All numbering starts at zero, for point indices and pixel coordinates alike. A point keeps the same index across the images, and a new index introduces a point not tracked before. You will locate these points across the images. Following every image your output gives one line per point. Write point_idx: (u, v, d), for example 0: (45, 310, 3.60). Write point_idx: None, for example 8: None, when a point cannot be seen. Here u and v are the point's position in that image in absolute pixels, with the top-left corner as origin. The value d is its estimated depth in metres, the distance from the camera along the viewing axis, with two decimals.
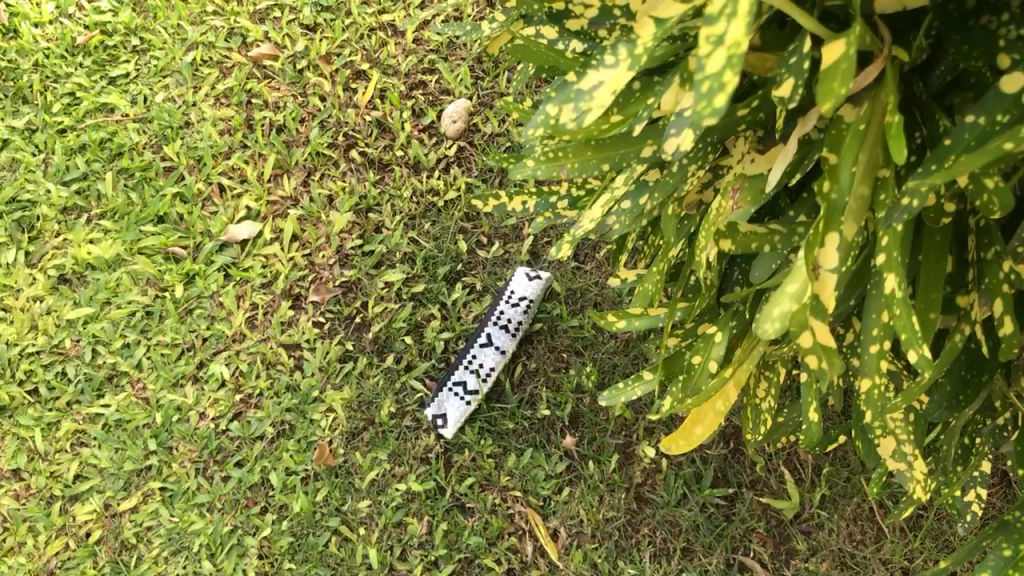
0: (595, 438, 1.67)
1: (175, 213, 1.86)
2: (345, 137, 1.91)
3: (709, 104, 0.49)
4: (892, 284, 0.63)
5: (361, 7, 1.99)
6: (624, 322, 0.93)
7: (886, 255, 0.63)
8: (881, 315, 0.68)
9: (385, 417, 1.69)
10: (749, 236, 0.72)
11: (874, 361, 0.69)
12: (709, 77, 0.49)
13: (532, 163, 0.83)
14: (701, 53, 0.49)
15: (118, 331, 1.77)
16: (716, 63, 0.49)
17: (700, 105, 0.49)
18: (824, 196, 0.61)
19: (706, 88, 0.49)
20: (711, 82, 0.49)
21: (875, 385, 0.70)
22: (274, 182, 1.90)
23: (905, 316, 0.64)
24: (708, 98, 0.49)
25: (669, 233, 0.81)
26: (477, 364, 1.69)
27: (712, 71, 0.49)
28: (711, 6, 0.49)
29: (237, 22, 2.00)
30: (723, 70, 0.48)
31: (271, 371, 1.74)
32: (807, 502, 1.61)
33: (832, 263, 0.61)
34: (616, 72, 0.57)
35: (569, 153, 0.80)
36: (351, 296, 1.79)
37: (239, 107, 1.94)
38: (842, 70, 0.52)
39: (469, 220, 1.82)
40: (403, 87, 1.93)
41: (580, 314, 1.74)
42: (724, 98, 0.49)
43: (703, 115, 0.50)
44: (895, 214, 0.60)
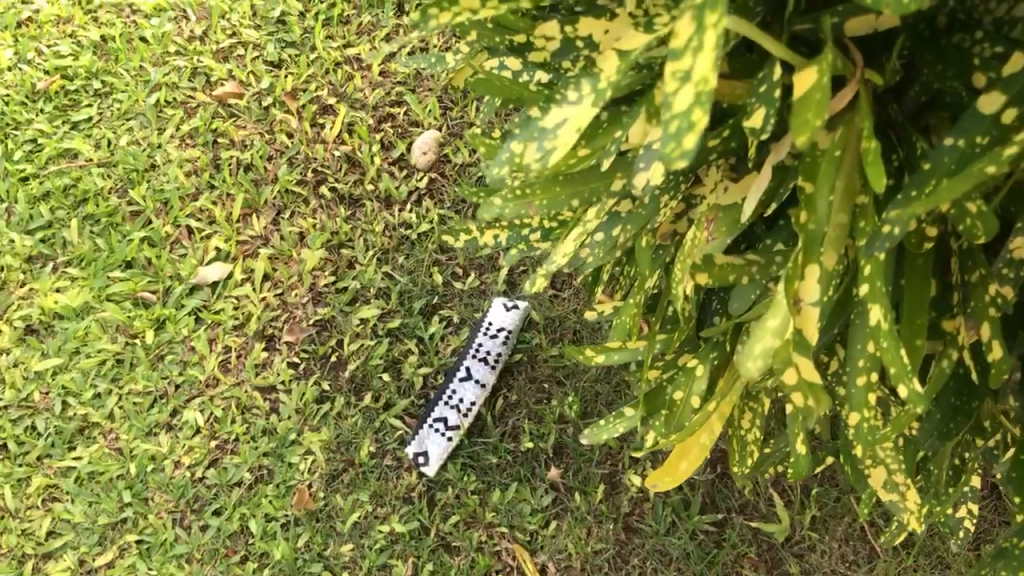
0: (580, 469, 1.65)
1: (143, 258, 1.82)
2: (314, 173, 1.90)
3: (679, 147, 0.48)
4: (876, 315, 0.61)
5: (326, 42, 2.01)
6: (603, 356, 0.90)
7: (868, 285, 0.61)
8: (866, 345, 0.66)
9: (365, 457, 1.66)
10: (725, 269, 0.69)
11: (862, 394, 0.67)
12: (678, 116, 0.47)
13: (498, 199, 0.81)
14: (669, 90, 0.47)
15: (88, 381, 1.72)
16: (685, 100, 0.47)
17: (669, 147, 0.48)
18: (802, 227, 0.59)
19: (675, 128, 0.47)
20: (680, 121, 0.47)
21: (864, 418, 0.68)
22: (243, 223, 1.87)
23: (893, 348, 0.62)
24: (677, 138, 0.47)
25: (643, 264, 0.78)
26: (456, 399, 1.66)
27: (681, 110, 0.47)
28: (677, 41, 0.48)
29: (201, 61, 1.98)
30: (692, 107, 0.47)
31: (245, 416, 1.70)
32: (798, 524, 1.60)
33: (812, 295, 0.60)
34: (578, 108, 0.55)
35: (536, 189, 0.79)
36: (326, 335, 1.77)
37: (206, 147, 1.91)
38: (816, 99, 0.51)
39: (444, 251, 1.82)
40: (372, 120, 1.94)
41: (559, 343, 1.73)
42: (694, 137, 0.47)
43: (673, 158, 0.48)
44: (876, 242, 0.58)
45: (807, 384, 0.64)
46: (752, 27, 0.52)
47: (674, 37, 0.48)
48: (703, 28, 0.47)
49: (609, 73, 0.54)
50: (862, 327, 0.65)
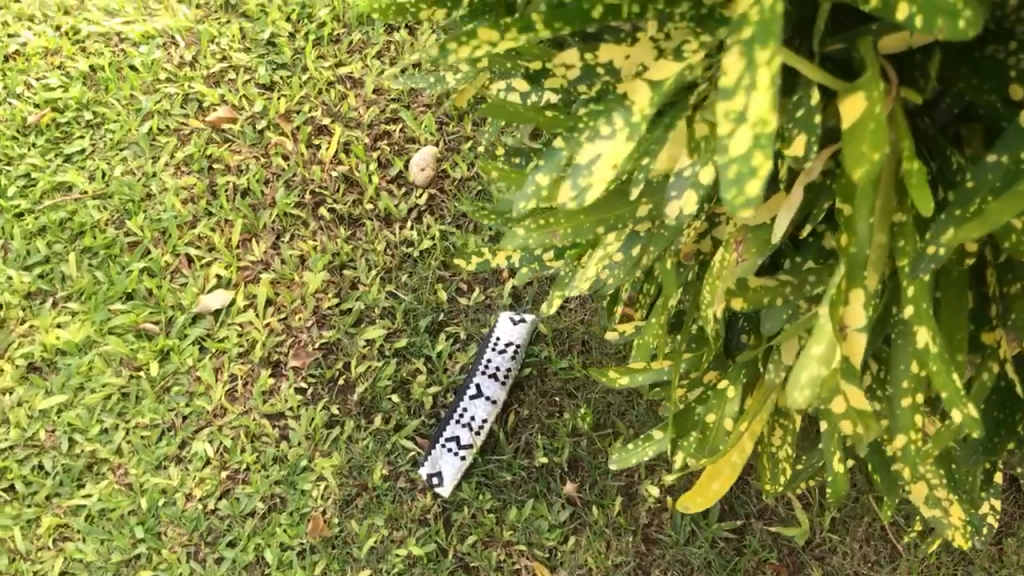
0: (596, 482, 1.64)
1: (144, 289, 1.80)
2: (312, 195, 1.88)
3: (742, 194, 0.49)
4: (924, 338, 0.61)
5: (317, 62, 2.00)
6: (627, 377, 0.89)
7: (913, 307, 0.60)
8: (911, 366, 0.65)
9: (378, 481, 1.64)
10: (759, 291, 0.69)
11: (908, 416, 0.67)
12: (737, 160, 0.49)
13: (521, 232, 0.80)
14: (726, 132, 0.49)
15: (95, 417, 1.70)
16: (743, 143, 0.49)
17: (733, 191, 0.49)
18: (843, 250, 0.58)
19: (737, 173, 0.49)
20: (741, 165, 0.49)
21: (912, 442, 0.68)
22: (243, 248, 1.85)
23: (943, 371, 0.61)
24: (739, 182, 0.49)
25: (669, 288, 0.78)
26: (468, 417, 1.65)
27: (740, 153, 0.49)
28: (726, 78, 0.49)
29: (192, 87, 1.97)
30: (752, 151, 0.49)
31: (255, 445, 1.68)
32: (818, 527, 1.59)
33: (858, 320, 0.59)
34: (612, 145, 0.56)
35: (559, 219, 0.77)
36: (332, 358, 1.75)
37: (201, 174, 1.90)
38: (870, 129, 0.54)
39: (447, 267, 1.81)
40: (368, 139, 1.93)
41: (569, 355, 1.72)
42: (757, 182, 0.49)
43: (735, 202, 0.50)
44: (921, 264, 0.58)
45: (856, 411, 0.66)
46: (793, 54, 0.54)
47: (723, 75, 0.49)
48: (755, 65, 0.48)
49: (640, 108, 0.56)
50: (905, 347, 0.65)
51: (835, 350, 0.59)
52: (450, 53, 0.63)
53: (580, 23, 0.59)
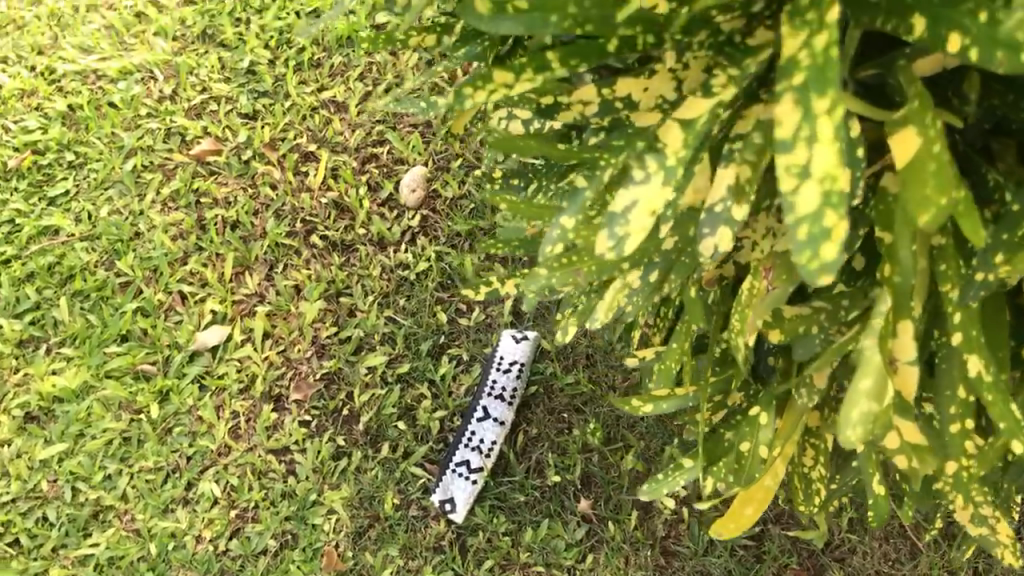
0: (611, 497, 1.62)
1: (138, 329, 1.77)
2: (302, 223, 1.86)
3: (818, 256, 0.54)
4: (976, 363, 0.69)
5: (299, 87, 1.97)
6: (650, 406, 0.86)
7: (963, 334, 0.69)
8: (956, 392, 0.74)
9: (390, 510, 1.62)
10: (794, 320, 0.71)
11: (959, 443, 0.75)
12: (807, 219, 0.53)
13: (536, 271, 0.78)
14: (793, 188, 0.53)
15: (97, 463, 1.67)
16: (811, 201, 0.53)
17: (809, 254, 0.53)
18: (890, 279, 0.64)
19: (811, 234, 0.53)
20: (813, 226, 0.53)
21: (962, 464, 0.76)
22: (236, 281, 1.82)
23: (994, 395, 0.71)
24: (815, 245, 0.53)
25: (697, 318, 0.78)
26: (477, 440, 1.63)
27: (808, 212, 0.53)
28: (784, 131, 0.54)
29: (174, 121, 1.94)
30: (822, 210, 0.53)
31: (263, 482, 1.65)
32: (836, 529, 1.58)
33: (909, 353, 0.65)
34: (650, 186, 0.58)
35: (583, 255, 0.76)
36: (334, 389, 1.72)
37: (189, 208, 1.87)
38: (932, 169, 0.58)
39: (444, 288, 1.79)
40: (356, 162, 1.91)
41: (574, 370, 1.70)
42: (831, 245, 0.53)
43: (812, 264, 0.54)
44: (973, 291, 0.67)
45: (910, 445, 0.76)
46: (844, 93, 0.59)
47: (780, 130, 0.53)
48: (815, 115, 0.53)
49: (675, 146, 0.57)
50: (951, 371, 0.73)
51: (884, 384, 0.64)
52: (466, 96, 0.65)
53: (598, 57, 0.64)
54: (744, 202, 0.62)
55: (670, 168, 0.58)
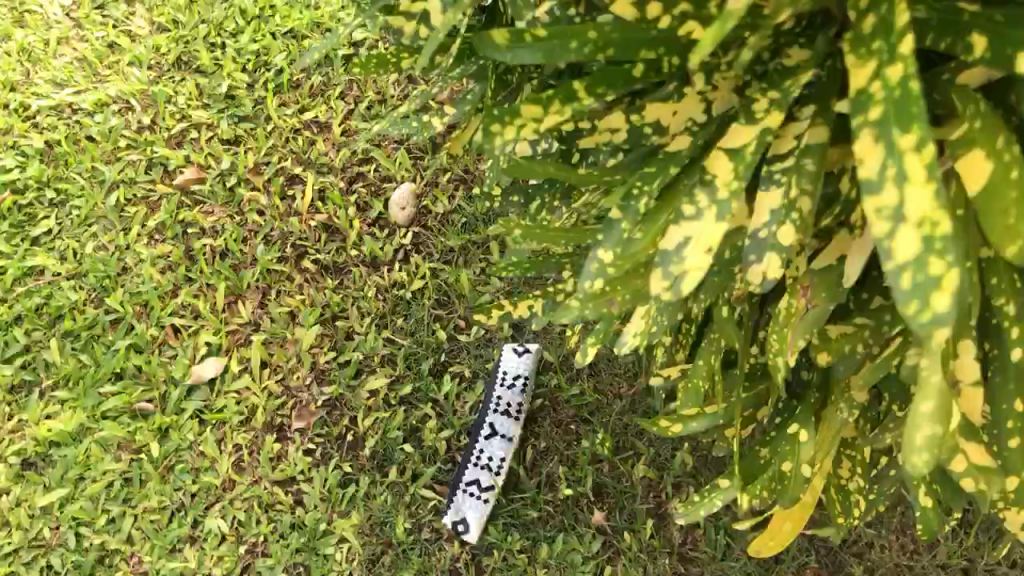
0: (624, 507, 1.60)
1: (133, 366, 1.74)
2: (292, 247, 1.83)
3: (928, 307, 0.52)
4: None
5: (280, 109, 1.94)
6: (681, 426, 0.85)
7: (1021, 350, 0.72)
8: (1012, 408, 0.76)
9: (402, 535, 1.59)
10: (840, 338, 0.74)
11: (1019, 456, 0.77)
12: (909, 263, 0.51)
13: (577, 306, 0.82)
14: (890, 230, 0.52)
15: (100, 507, 1.63)
16: (910, 243, 0.51)
17: (915, 301, 0.51)
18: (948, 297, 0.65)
19: (919, 280, 0.51)
20: (917, 271, 0.51)
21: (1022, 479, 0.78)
22: (229, 310, 1.79)
23: None
24: (922, 291, 0.51)
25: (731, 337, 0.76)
26: (485, 458, 1.61)
27: (909, 256, 0.51)
28: (870, 170, 0.53)
29: (155, 151, 1.91)
30: (924, 252, 0.51)
31: (270, 514, 1.62)
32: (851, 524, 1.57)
33: (972, 374, 0.69)
34: (705, 221, 0.61)
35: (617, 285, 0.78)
36: (337, 415, 1.69)
37: (176, 240, 1.84)
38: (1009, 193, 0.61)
39: (442, 305, 1.76)
40: (342, 183, 1.88)
41: (578, 380, 1.68)
42: (942, 293, 0.51)
43: (919, 312, 0.52)
44: None
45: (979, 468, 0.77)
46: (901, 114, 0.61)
47: (866, 171, 0.53)
48: (901, 150, 0.52)
49: (724, 178, 0.61)
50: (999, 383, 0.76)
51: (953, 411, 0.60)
52: (495, 134, 0.68)
53: (624, 82, 0.68)
54: (788, 225, 0.63)
55: (720, 202, 0.61)
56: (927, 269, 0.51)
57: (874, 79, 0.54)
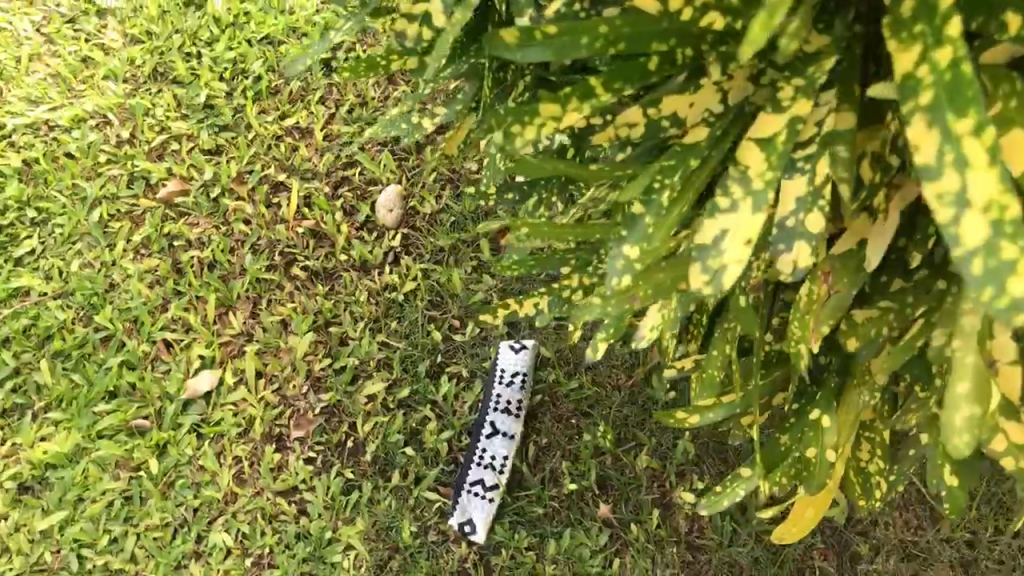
0: (630, 498, 1.60)
1: (126, 384, 1.72)
2: (281, 254, 1.81)
3: (1004, 291, 0.53)
4: None
5: (260, 117, 1.93)
6: (697, 417, 0.86)
7: None
8: None
9: (409, 539, 1.58)
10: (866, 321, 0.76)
11: None
12: (978, 251, 0.52)
13: (597, 305, 0.83)
14: (954, 218, 0.53)
15: (101, 527, 1.61)
16: (977, 229, 0.52)
17: (989, 288, 0.53)
18: None
19: (991, 267, 0.52)
20: (987, 257, 0.52)
21: None
22: (221, 322, 1.78)
23: None
24: (995, 277, 0.53)
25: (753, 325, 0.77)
26: (488, 457, 1.60)
27: (976, 242, 0.52)
28: (926, 159, 0.54)
29: (136, 165, 1.89)
30: (990, 237, 0.52)
31: (275, 525, 1.61)
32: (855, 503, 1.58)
33: (1009, 354, 0.71)
34: (739, 214, 0.62)
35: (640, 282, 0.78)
36: (335, 422, 1.68)
37: (163, 253, 1.82)
38: None
39: (435, 306, 1.75)
40: (328, 187, 1.87)
41: (576, 374, 1.68)
42: (1016, 279, 0.52)
43: (993, 296, 0.53)
44: None
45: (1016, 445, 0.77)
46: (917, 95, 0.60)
47: (921, 160, 0.54)
48: (955, 136, 0.53)
49: (757, 169, 0.62)
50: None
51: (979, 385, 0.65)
52: (516, 134, 0.70)
53: (640, 77, 0.68)
54: (816, 213, 0.63)
55: (754, 192, 0.62)
56: (998, 254, 0.52)
57: (919, 64, 0.55)
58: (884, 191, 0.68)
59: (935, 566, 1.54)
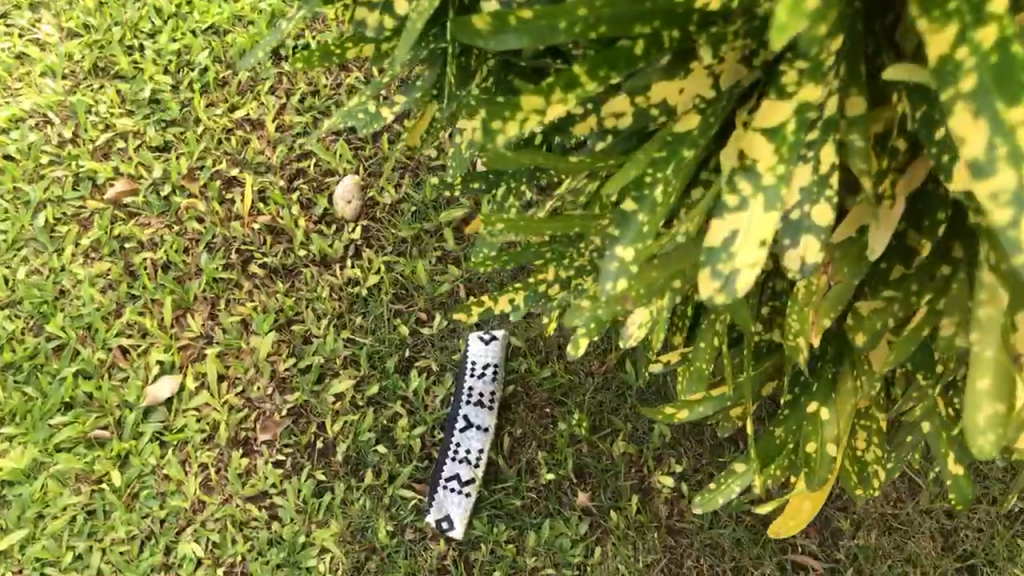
0: (608, 485, 1.57)
1: (83, 394, 1.65)
2: (237, 252, 1.75)
3: None
4: None
5: (209, 110, 1.86)
6: (687, 412, 0.84)
7: None
8: None
9: (386, 539, 1.54)
10: (871, 313, 0.77)
11: None
12: None
13: (585, 307, 0.81)
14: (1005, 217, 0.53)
15: (64, 544, 1.55)
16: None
17: None
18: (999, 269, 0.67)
19: None
20: None
21: None
22: (178, 325, 1.72)
23: None
24: None
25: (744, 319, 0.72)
26: (463, 451, 1.57)
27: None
28: (974, 153, 0.53)
29: (80, 165, 1.81)
30: None
31: (246, 532, 1.56)
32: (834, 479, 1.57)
33: None
34: (750, 212, 0.60)
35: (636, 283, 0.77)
36: (303, 423, 1.64)
37: (114, 256, 1.75)
38: None
39: (400, 299, 1.71)
40: (283, 181, 1.80)
41: (548, 362, 1.64)
42: None
43: None
44: None
45: None
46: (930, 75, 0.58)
47: (967, 152, 0.53)
48: (1004, 130, 0.52)
49: (767, 161, 0.60)
50: None
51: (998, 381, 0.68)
52: (497, 131, 0.68)
53: (627, 64, 0.65)
54: (823, 205, 0.62)
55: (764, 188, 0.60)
56: None
57: (956, 45, 0.53)
58: (890, 177, 0.68)
59: (916, 537, 1.54)
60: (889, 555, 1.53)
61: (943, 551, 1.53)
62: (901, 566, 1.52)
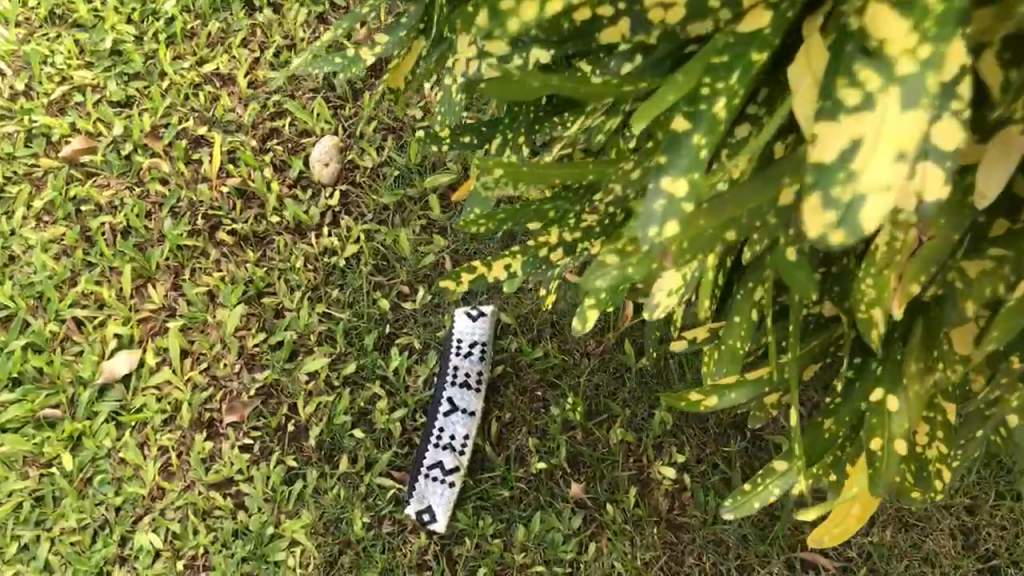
0: (604, 475, 1.45)
1: (32, 369, 1.51)
2: (205, 218, 1.61)
3: None
4: None
5: (175, 63, 1.71)
6: (715, 397, 0.72)
7: None
8: None
9: (361, 531, 1.42)
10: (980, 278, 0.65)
11: None
12: None
13: (611, 261, 0.68)
14: None
15: (9, 533, 1.42)
16: None
17: None
18: None
19: None
20: None
21: None
22: (139, 296, 1.58)
23: None
24: None
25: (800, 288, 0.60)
26: (447, 437, 1.44)
27: None
28: None
29: (34, 121, 1.66)
30: None
31: (208, 522, 1.43)
32: None
33: None
34: (878, 110, 0.45)
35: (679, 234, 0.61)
36: (273, 404, 1.50)
37: (69, 220, 1.61)
38: None
39: (381, 271, 1.57)
40: (255, 141, 1.66)
41: (541, 342, 1.51)
42: None
43: None
44: None
45: None
46: None
47: None
48: None
49: (902, 43, 0.45)
50: None
51: None
52: (509, 14, 0.56)
53: None
54: (948, 121, 0.45)
55: (902, 78, 0.45)
56: None
57: None
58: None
59: (935, 535, 1.42)
60: (906, 554, 1.41)
61: (963, 550, 1.41)
62: (919, 565, 1.41)
